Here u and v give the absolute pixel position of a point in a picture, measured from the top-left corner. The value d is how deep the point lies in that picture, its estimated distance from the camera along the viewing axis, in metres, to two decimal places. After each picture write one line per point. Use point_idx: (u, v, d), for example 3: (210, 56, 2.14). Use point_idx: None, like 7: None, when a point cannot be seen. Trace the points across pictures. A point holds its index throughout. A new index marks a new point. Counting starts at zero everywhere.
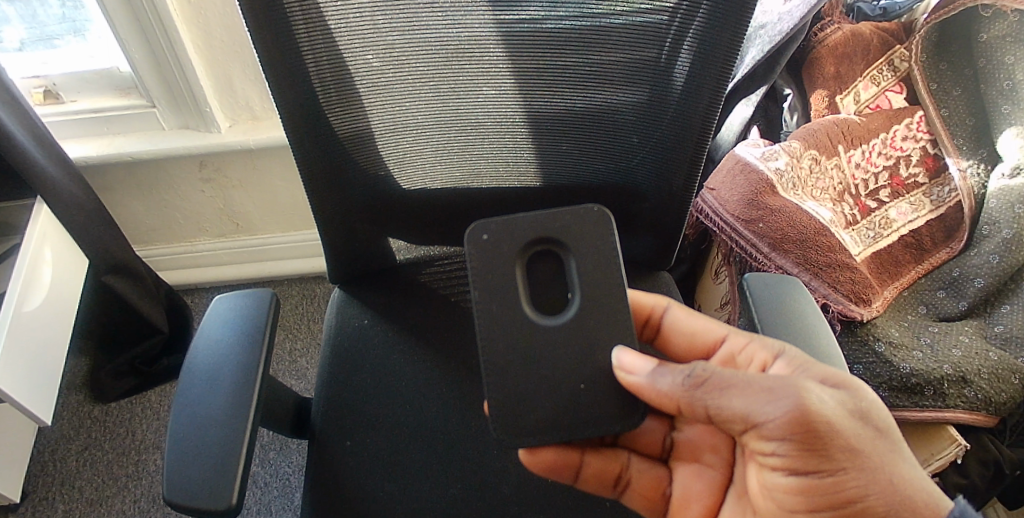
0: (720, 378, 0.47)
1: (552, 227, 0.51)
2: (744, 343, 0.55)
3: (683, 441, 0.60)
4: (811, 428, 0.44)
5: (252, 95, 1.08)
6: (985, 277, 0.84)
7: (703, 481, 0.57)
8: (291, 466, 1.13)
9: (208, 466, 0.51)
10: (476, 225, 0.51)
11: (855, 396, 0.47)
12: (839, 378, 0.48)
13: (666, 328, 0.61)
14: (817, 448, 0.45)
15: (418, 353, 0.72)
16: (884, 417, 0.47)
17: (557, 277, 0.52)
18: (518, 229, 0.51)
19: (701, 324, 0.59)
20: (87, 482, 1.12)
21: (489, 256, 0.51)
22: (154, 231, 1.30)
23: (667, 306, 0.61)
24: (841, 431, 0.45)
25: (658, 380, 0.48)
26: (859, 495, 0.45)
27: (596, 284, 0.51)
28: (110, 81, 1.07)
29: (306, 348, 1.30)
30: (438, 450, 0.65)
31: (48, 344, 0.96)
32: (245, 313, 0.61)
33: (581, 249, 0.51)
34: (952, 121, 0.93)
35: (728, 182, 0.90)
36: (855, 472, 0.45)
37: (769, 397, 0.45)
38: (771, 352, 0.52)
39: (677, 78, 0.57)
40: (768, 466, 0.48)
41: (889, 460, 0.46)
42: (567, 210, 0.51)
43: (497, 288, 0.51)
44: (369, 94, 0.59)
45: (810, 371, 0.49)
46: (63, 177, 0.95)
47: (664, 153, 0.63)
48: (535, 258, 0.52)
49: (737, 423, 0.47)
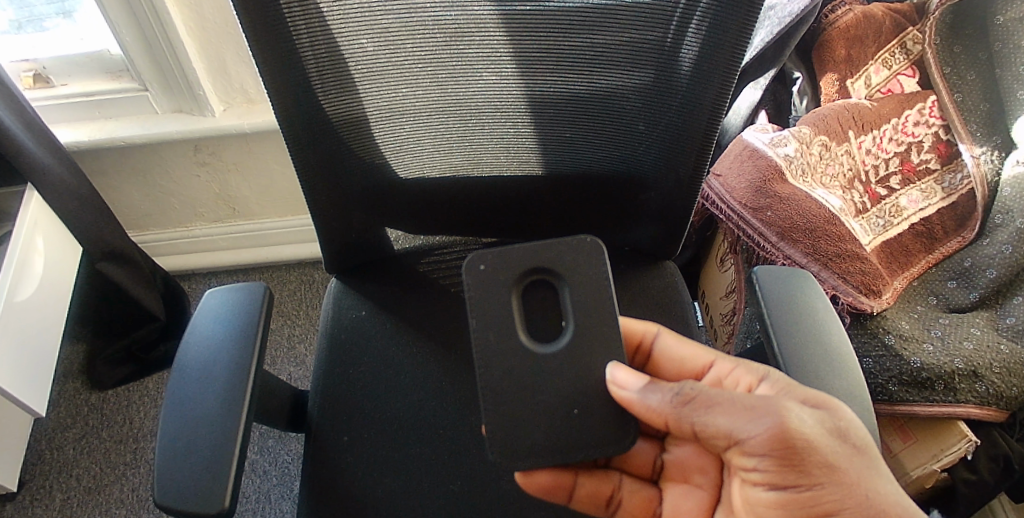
0: (706, 396, 0.46)
1: (544, 257, 0.50)
2: (732, 367, 0.54)
3: (671, 461, 0.58)
4: (790, 444, 0.43)
5: (247, 77, 1.05)
6: (998, 267, 0.82)
7: (693, 501, 0.56)
8: (290, 454, 1.12)
9: (197, 471, 0.49)
10: (472, 256, 0.50)
11: (836, 416, 0.45)
12: (818, 397, 0.47)
13: (655, 356, 0.59)
14: (795, 464, 0.44)
15: (417, 345, 0.70)
16: (863, 436, 0.46)
17: (552, 306, 0.50)
18: (510, 261, 0.50)
19: (690, 351, 0.58)
20: (83, 470, 1.12)
21: (483, 287, 0.50)
22: (149, 217, 1.28)
23: (656, 333, 0.59)
24: (819, 448, 0.44)
25: (647, 397, 0.47)
26: (834, 509, 0.43)
27: (589, 314, 0.50)
28: (101, 64, 1.04)
29: (305, 334, 1.28)
30: (436, 445, 0.64)
31: (40, 333, 0.94)
32: (238, 306, 0.60)
33: (573, 277, 0.50)
34: (965, 106, 0.91)
35: (735, 168, 0.88)
36: (832, 486, 0.43)
37: (750, 416, 0.44)
38: (755, 376, 0.51)
39: (683, 61, 0.54)
40: (750, 481, 0.47)
41: (866, 477, 0.44)
42: (558, 241, 0.50)
43: (491, 320, 0.50)
44: (363, 79, 0.57)
45: (793, 391, 0.48)
46: (52, 162, 0.92)
47: (672, 141, 0.60)
48: (529, 287, 0.50)
49: (718, 439, 0.46)
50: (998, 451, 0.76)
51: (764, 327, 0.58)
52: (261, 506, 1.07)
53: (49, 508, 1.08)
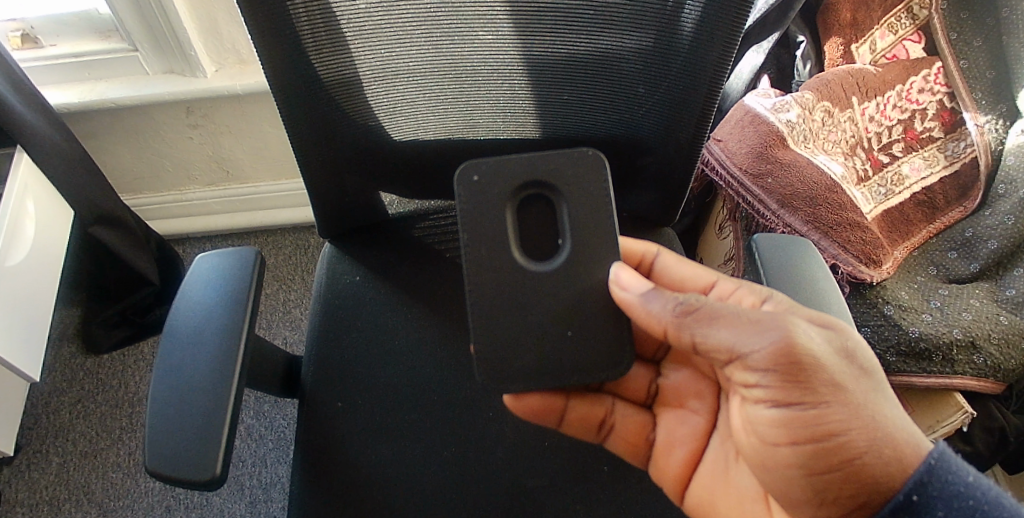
0: (710, 309, 0.47)
1: (542, 168, 0.50)
2: (734, 289, 0.54)
3: (668, 386, 0.61)
4: (796, 362, 0.43)
5: (239, 36, 1.01)
6: (999, 239, 0.82)
7: (687, 425, 0.59)
8: (286, 419, 1.13)
9: (188, 437, 0.49)
10: (465, 166, 0.50)
11: (844, 336, 0.46)
12: (826, 318, 0.47)
13: (655, 274, 0.60)
14: (800, 381, 0.43)
15: (413, 310, 0.70)
16: (870, 361, 0.46)
17: (548, 223, 0.51)
18: (507, 171, 0.50)
19: (689, 269, 0.59)
20: (81, 434, 1.12)
21: (477, 199, 0.51)
22: (142, 180, 1.26)
23: (657, 253, 0.60)
24: (826, 367, 0.43)
25: (649, 303, 0.48)
26: (840, 428, 0.43)
27: (586, 230, 0.51)
28: (89, 24, 1.01)
29: (300, 299, 1.28)
30: (432, 410, 0.64)
31: (32, 298, 0.93)
32: (228, 270, 0.59)
33: (573, 194, 0.50)
34: (972, 73, 0.88)
35: (736, 133, 0.87)
36: (838, 406, 0.43)
37: (755, 330, 0.44)
38: (759, 296, 0.51)
39: (686, 24, 0.52)
40: (751, 398, 0.47)
41: (871, 398, 0.44)
42: (559, 153, 0.50)
43: (486, 235, 0.50)
44: (356, 38, 0.55)
45: (801, 310, 0.48)
46: (41, 124, 0.90)
47: (673, 106, 0.59)
48: (526, 202, 0.51)
49: (719, 353, 0.46)
50: (994, 423, 0.78)
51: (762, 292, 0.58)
52: (258, 470, 1.08)
53: (46, 472, 1.08)
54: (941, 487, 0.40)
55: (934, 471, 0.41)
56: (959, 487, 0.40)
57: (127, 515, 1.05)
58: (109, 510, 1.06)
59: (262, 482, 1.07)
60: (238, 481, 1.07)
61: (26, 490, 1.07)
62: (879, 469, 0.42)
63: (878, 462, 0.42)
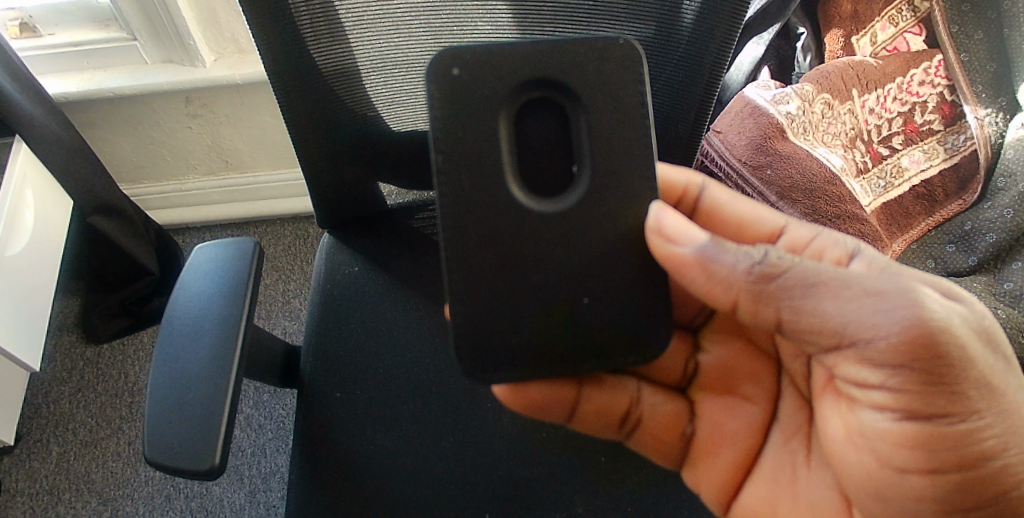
0: (809, 274, 0.43)
1: (552, 68, 0.46)
2: (809, 237, 0.53)
3: (707, 364, 0.59)
4: (942, 356, 0.41)
5: (237, 25, 1.01)
6: (998, 232, 0.82)
7: (743, 419, 0.57)
8: (285, 409, 1.13)
9: (189, 428, 0.49)
10: (447, 55, 0.45)
11: (975, 312, 0.44)
12: (952, 291, 0.45)
13: (703, 208, 0.58)
14: (941, 380, 0.41)
15: (411, 301, 0.70)
16: (1001, 351, 0.45)
17: (556, 134, 0.47)
18: (508, 69, 0.45)
19: (749, 208, 0.57)
20: (81, 423, 1.13)
21: (463, 93, 0.45)
22: (142, 169, 1.26)
23: (703, 185, 0.58)
24: (974, 369, 0.42)
25: (719, 258, 0.45)
26: (998, 453, 0.43)
27: (602, 145, 0.46)
28: (88, 12, 1.00)
29: (299, 290, 1.28)
30: (432, 400, 0.64)
31: (31, 289, 0.93)
32: (229, 262, 0.59)
33: (592, 106, 0.46)
34: (972, 66, 0.88)
35: (735, 125, 0.87)
36: (991, 416, 0.43)
37: (883, 305, 0.41)
38: (847, 250, 0.49)
39: (685, 17, 0.52)
40: (868, 402, 0.45)
41: (1012, 397, 0.44)
42: (576, 44, 0.46)
43: (483, 148, 0.46)
44: (354, 28, 0.55)
45: (913, 272, 0.46)
46: (40, 114, 0.90)
47: (673, 97, 0.58)
48: (529, 108, 0.46)
49: (828, 337, 0.43)
50: None
51: None
52: (257, 460, 1.09)
53: (46, 461, 1.09)
54: None
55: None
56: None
57: (128, 504, 1.06)
58: (110, 499, 1.06)
59: (261, 472, 1.08)
60: (238, 471, 1.08)
61: (26, 479, 1.08)
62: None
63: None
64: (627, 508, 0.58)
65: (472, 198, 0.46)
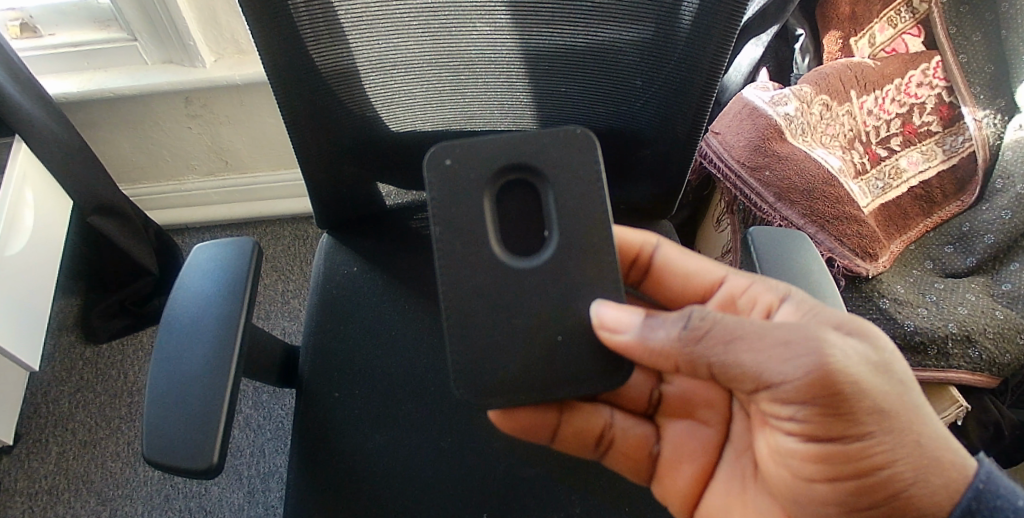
0: (726, 329, 0.42)
1: (525, 152, 0.47)
2: (747, 285, 0.53)
3: (671, 393, 0.59)
4: (840, 391, 0.41)
5: (238, 26, 1.01)
6: (996, 234, 0.82)
7: (697, 438, 0.57)
8: (284, 409, 1.13)
9: (187, 427, 0.49)
10: (439, 148, 0.47)
11: (876, 347, 0.43)
12: (853, 324, 0.44)
13: (656, 266, 0.59)
14: (841, 411, 0.41)
15: (410, 301, 0.70)
16: (907, 375, 0.44)
17: (532, 210, 0.48)
18: (487, 156, 0.47)
19: (697, 264, 0.58)
20: (79, 423, 1.13)
21: (451, 182, 0.47)
22: (141, 169, 1.26)
23: (657, 244, 0.59)
24: (869, 397, 0.41)
25: (652, 335, 0.45)
26: (885, 463, 0.43)
27: (574, 218, 0.47)
28: (88, 13, 1.00)
29: (298, 290, 1.28)
30: (430, 400, 0.64)
31: (31, 289, 0.93)
32: (227, 261, 0.59)
33: (558, 183, 0.47)
34: (969, 67, 0.88)
35: (734, 126, 0.87)
36: (883, 436, 0.42)
37: (787, 355, 0.41)
38: (777, 295, 0.50)
39: (684, 17, 0.52)
40: (780, 428, 0.45)
41: (915, 420, 0.43)
42: (545, 133, 0.47)
43: (463, 223, 0.47)
44: (353, 29, 0.55)
45: (829, 317, 0.45)
46: (40, 114, 0.90)
47: (670, 98, 0.58)
48: (507, 189, 0.47)
49: (746, 384, 0.43)
50: (989, 418, 0.79)
51: None
52: (256, 460, 1.09)
53: (45, 461, 1.09)
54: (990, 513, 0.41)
55: (982, 497, 0.41)
56: (1005, 509, 0.41)
57: (126, 504, 1.06)
58: (109, 499, 1.06)
59: (260, 472, 1.08)
60: (237, 471, 1.08)
61: (25, 479, 1.08)
62: (926, 499, 0.42)
63: (925, 492, 0.42)
64: (624, 508, 0.58)
65: (458, 199, 0.47)
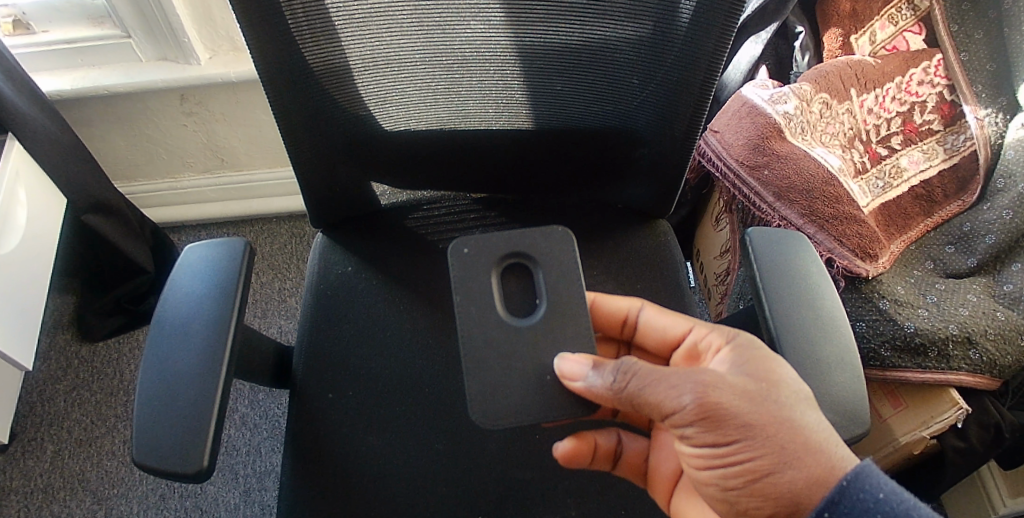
0: (642, 375, 0.43)
1: (520, 241, 0.50)
2: (706, 332, 0.52)
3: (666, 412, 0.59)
4: (710, 412, 0.41)
5: (232, 23, 1.00)
6: (996, 234, 0.81)
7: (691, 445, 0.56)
8: (279, 407, 1.13)
9: (177, 430, 0.49)
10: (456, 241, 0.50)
11: (760, 378, 0.44)
12: (759, 362, 0.45)
13: (642, 330, 0.58)
14: (714, 425, 0.42)
15: (404, 302, 0.69)
16: (789, 391, 0.44)
17: (527, 287, 0.50)
18: (489, 243, 0.50)
19: (671, 320, 0.56)
20: (75, 422, 1.12)
21: (463, 270, 0.50)
22: (137, 167, 1.25)
23: (640, 308, 0.58)
24: (739, 411, 0.41)
25: (591, 383, 0.45)
26: (747, 455, 0.42)
27: (563, 294, 0.50)
28: (81, 10, 0.99)
29: (295, 288, 1.27)
30: (423, 402, 0.63)
31: (24, 287, 0.92)
32: (217, 262, 0.58)
33: (548, 261, 0.50)
34: (971, 65, 0.87)
35: (731, 125, 0.87)
36: (750, 439, 0.42)
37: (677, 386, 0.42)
38: (724, 338, 0.49)
39: (682, 13, 0.51)
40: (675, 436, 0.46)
41: (785, 424, 0.42)
42: (533, 228, 0.50)
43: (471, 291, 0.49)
44: (346, 26, 0.54)
45: (752, 355, 0.46)
46: (34, 112, 0.89)
47: (667, 98, 0.58)
48: (506, 272, 0.50)
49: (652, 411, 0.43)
50: (989, 419, 0.78)
51: (756, 292, 0.56)
52: (251, 460, 1.08)
53: (40, 460, 1.08)
54: (851, 505, 0.39)
55: (846, 491, 0.39)
56: (868, 503, 0.39)
57: (122, 503, 1.05)
58: (104, 499, 1.06)
59: (255, 471, 1.07)
60: (233, 470, 1.07)
61: (21, 478, 1.07)
62: (784, 486, 0.41)
63: (783, 480, 0.41)
64: (620, 511, 0.58)
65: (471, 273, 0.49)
